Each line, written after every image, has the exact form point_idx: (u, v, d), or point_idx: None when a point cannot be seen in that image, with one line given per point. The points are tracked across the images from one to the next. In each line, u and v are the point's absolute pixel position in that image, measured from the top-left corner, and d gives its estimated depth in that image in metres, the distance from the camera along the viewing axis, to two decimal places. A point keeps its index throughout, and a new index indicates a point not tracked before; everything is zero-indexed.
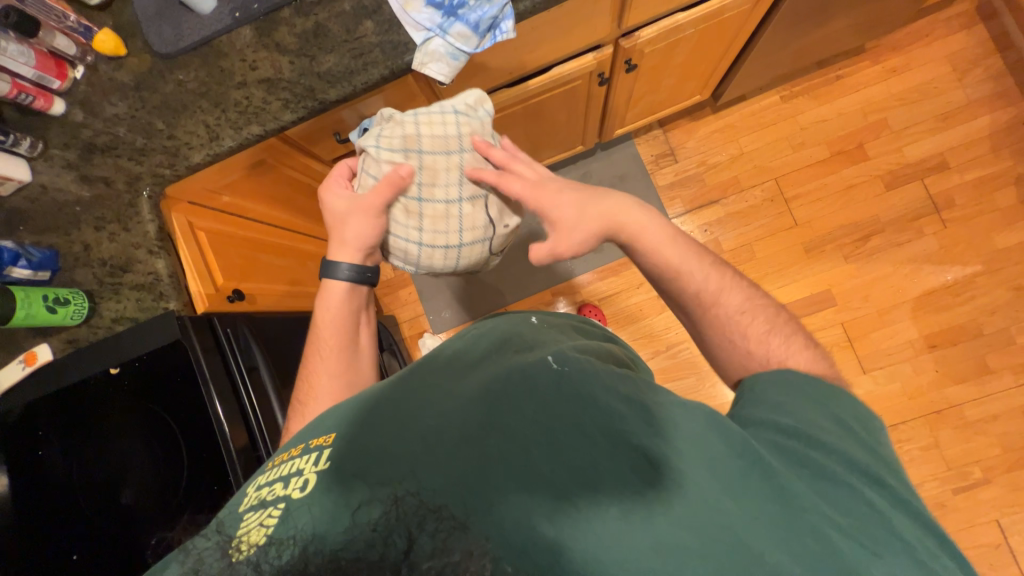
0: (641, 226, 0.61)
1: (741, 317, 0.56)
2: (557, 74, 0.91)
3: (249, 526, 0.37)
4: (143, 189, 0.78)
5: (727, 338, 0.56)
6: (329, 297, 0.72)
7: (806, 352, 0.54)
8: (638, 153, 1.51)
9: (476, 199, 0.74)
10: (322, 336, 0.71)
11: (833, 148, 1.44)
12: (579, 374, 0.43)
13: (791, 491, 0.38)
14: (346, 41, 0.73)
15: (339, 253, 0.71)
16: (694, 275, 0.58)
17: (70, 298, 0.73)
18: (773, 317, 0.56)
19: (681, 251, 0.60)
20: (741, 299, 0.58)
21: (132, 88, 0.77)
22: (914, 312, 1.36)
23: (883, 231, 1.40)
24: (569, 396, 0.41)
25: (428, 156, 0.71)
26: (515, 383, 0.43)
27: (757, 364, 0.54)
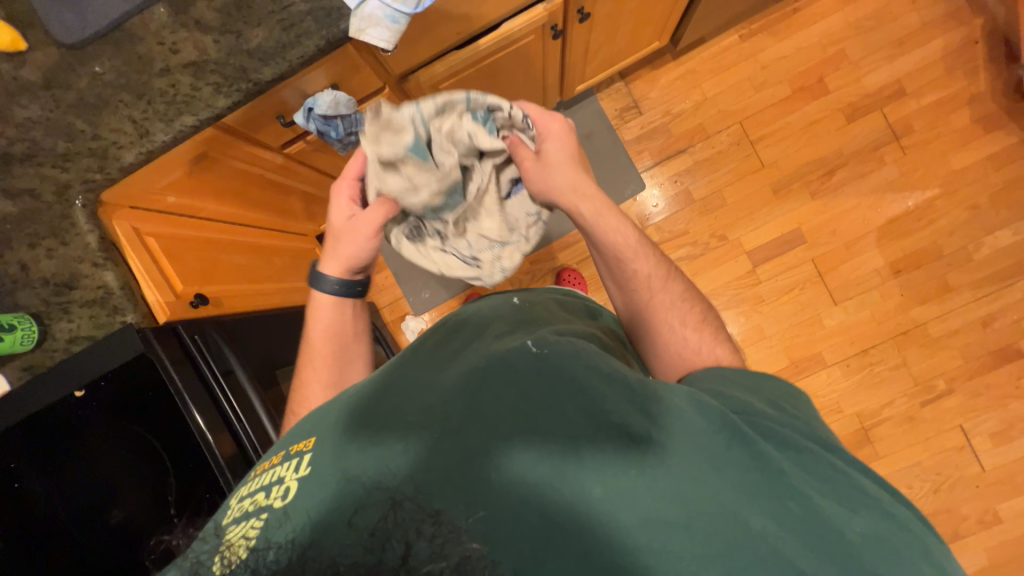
0: (597, 211, 0.67)
1: (682, 305, 0.64)
2: (508, 30, 0.86)
3: (234, 537, 0.37)
4: (75, 198, 0.72)
5: (665, 321, 0.63)
6: (316, 308, 0.72)
7: (722, 344, 0.61)
8: (602, 108, 1.47)
9: (515, 230, 0.77)
10: (314, 348, 0.70)
11: (794, 85, 1.43)
12: (558, 358, 0.42)
13: (772, 459, 0.39)
14: (273, 11, 0.66)
15: (327, 264, 0.70)
16: (644, 261, 0.65)
17: (15, 322, 0.68)
18: (706, 315, 0.64)
19: (631, 236, 0.67)
20: (681, 289, 0.65)
21: (41, 87, 0.70)
22: (879, 241, 1.40)
23: (847, 163, 1.42)
24: (552, 380, 0.40)
25: (508, 250, 0.76)
26: (497, 372, 0.42)
27: (691, 350, 0.61)
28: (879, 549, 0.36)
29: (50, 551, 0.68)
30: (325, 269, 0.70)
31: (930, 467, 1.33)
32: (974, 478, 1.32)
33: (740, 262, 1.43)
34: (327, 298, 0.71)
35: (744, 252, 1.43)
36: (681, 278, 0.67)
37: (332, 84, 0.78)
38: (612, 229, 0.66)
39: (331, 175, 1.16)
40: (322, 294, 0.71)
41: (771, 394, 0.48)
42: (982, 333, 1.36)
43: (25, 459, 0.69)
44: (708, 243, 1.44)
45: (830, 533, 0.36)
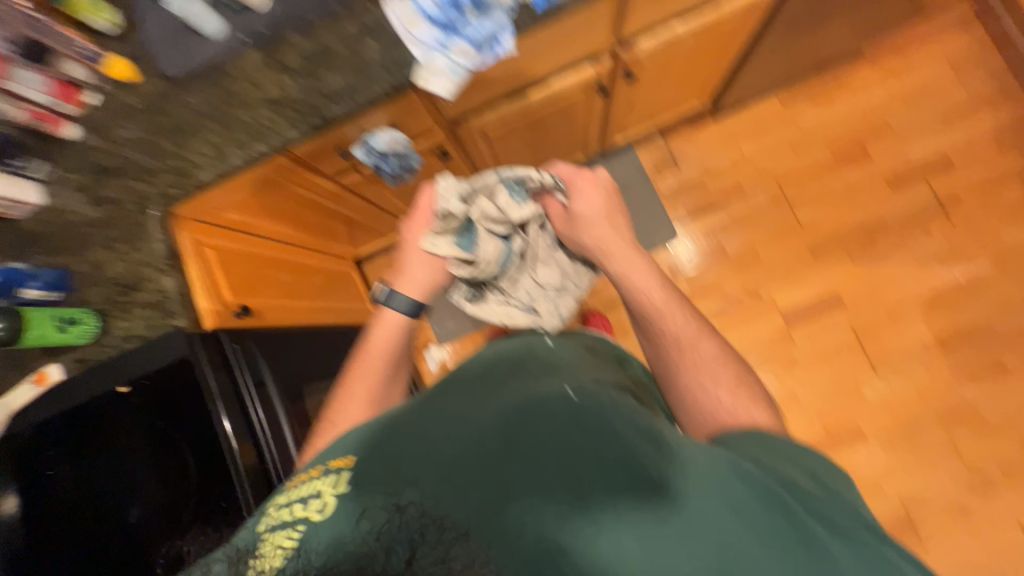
0: (625, 267, 0.72)
1: (713, 364, 0.62)
2: (558, 86, 0.91)
3: (269, 545, 0.37)
4: (152, 208, 0.80)
5: (695, 378, 0.61)
6: (380, 324, 0.74)
7: (764, 409, 0.56)
8: (639, 161, 1.51)
9: (567, 275, 0.83)
10: (366, 361, 0.70)
11: (835, 151, 1.44)
12: (596, 406, 0.42)
13: (822, 540, 0.36)
14: (349, 60, 0.74)
15: (405, 287, 0.75)
16: (673, 320, 0.67)
17: (79, 317, 0.74)
18: (742, 374, 0.61)
19: (661, 293, 0.69)
20: (713, 348, 0.64)
21: (141, 111, 0.80)
22: (924, 312, 1.34)
23: (889, 231, 1.39)
24: (589, 427, 0.40)
25: (563, 294, 0.83)
26: (535, 412, 0.42)
27: (724, 411, 0.57)
28: None
29: (68, 541, 0.70)
30: (399, 291, 0.75)
31: (986, 568, 1.20)
32: None
33: (773, 321, 1.40)
34: (396, 316, 0.74)
35: (778, 312, 1.40)
36: (716, 336, 0.65)
37: (391, 124, 0.84)
38: (640, 283, 0.70)
39: (378, 207, 1.21)
40: (393, 310, 0.74)
41: (812, 467, 0.45)
42: None
43: (60, 450, 0.74)
44: (740, 300, 1.42)
45: None
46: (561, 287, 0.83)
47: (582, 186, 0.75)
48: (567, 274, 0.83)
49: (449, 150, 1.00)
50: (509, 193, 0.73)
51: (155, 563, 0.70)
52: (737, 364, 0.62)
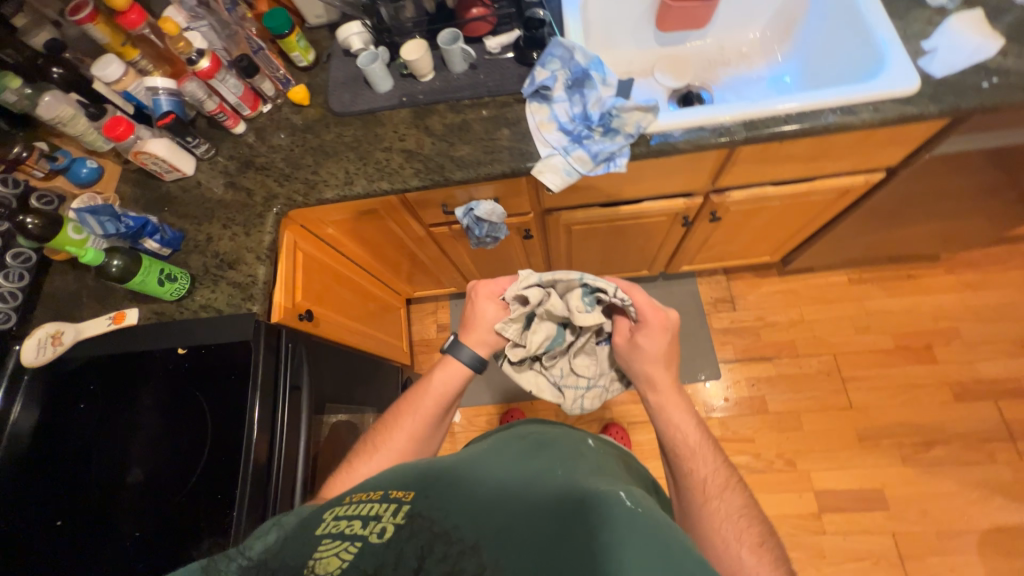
0: (664, 401, 0.70)
1: (737, 520, 0.60)
2: (648, 207, 1.00)
3: (326, 555, 0.39)
4: (275, 206, 0.89)
5: (716, 531, 0.59)
6: (446, 367, 0.75)
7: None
8: (698, 291, 1.55)
9: (605, 373, 0.79)
10: (422, 402, 0.73)
11: (898, 341, 1.42)
12: (650, 519, 0.42)
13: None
14: (483, 139, 0.86)
15: (469, 337, 0.75)
16: (703, 462, 0.65)
17: (178, 276, 0.81)
18: (767, 537, 0.59)
19: (694, 432, 0.68)
20: (740, 503, 0.61)
21: (300, 129, 0.94)
22: (980, 547, 1.20)
23: (948, 442, 1.30)
24: (643, 539, 0.39)
25: (594, 390, 0.79)
26: (590, 508, 0.43)
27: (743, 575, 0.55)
28: None
29: (67, 479, 0.72)
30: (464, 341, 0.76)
31: None
32: None
33: (805, 499, 1.29)
34: (461, 365, 0.75)
35: (812, 490, 1.29)
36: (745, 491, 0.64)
37: (495, 197, 0.94)
38: (676, 419, 0.69)
39: (449, 260, 1.30)
40: (458, 359, 0.75)
41: None
42: None
43: (101, 388, 0.77)
44: (773, 463, 1.33)
45: None
46: (595, 382, 0.79)
47: (652, 316, 0.68)
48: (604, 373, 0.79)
49: (533, 231, 1.09)
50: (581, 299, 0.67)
51: (120, 533, 0.68)
52: (763, 523, 0.60)
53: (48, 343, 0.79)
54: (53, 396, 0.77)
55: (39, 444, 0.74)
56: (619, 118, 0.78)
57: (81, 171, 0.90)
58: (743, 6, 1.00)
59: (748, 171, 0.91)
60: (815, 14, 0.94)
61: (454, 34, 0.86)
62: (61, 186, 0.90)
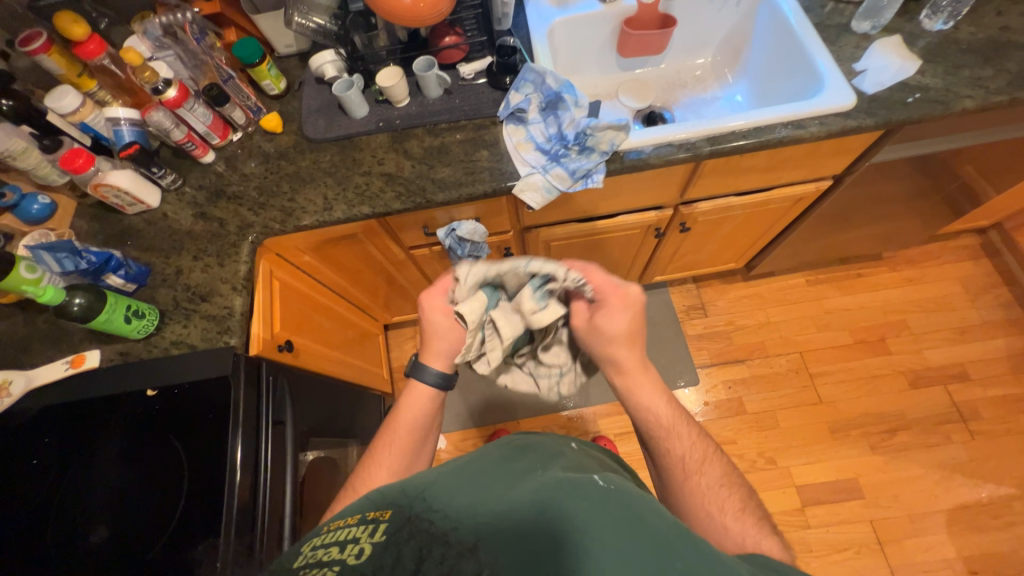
0: (635, 382, 0.69)
1: (719, 491, 0.62)
2: (622, 221, 1.04)
3: None
4: (250, 235, 0.86)
5: (701, 504, 0.61)
6: (411, 393, 0.75)
7: (763, 530, 0.58)
8: (670, 300, 1.61)
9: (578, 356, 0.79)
10: (395, 430, 0.72)
11: (856, 336, 1.52)
12: (625, 494, 0.42)
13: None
14: (462, 160, 0.88)
15: (428, 356, 0.74)
16: (679, 440, 0.66)
17: (146, 313, 0.77)
18: (747, 500, 0.61)
19: (667, 409, 0.68)
20: (719, 473, 0.63)
21: (273, 157, 0.93)
22: (949, 526, 1.27)
23: (910, 428, 1.39)
24: (621, 513, 0.39)
25: (569, 375, 0.78)
26: (567, 490, 0.42)
27: (731, 542, 0.57)
28: None
29: (20, 546, 0.64)
30: (426, 361, 0.74)
31: None
32: None
33: (788, 495, 1.33)
34: (426, 388, 0.74)
35: (794, 486, 1.34)
36: (720, 458, 0.66)
37: (476, 217, 0.95)
38: (648, 400, 0.68)
39: (429, 283, 1.29)
40: (422, 383, 0.74)
41: None
42: None
43: (57, 440, 0.71)
44: (756, 462, 1.38)
45: None
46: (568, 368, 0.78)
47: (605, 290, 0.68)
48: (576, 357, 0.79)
49: (513, 249, 1.10)
50: (532, 293, 0.64)
51: None
52: (740, 486, 0.63)
53: None
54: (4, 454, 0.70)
55: None
56: (593, 137, 0.82)
57: (32, 209, 0.84)
58: (694, 35, 1.09)
59: (713, 184, 0.97)
60: (758, 41, 1.03)
61: (428, 61, 0.88)
62: (7, 225, 0.84)
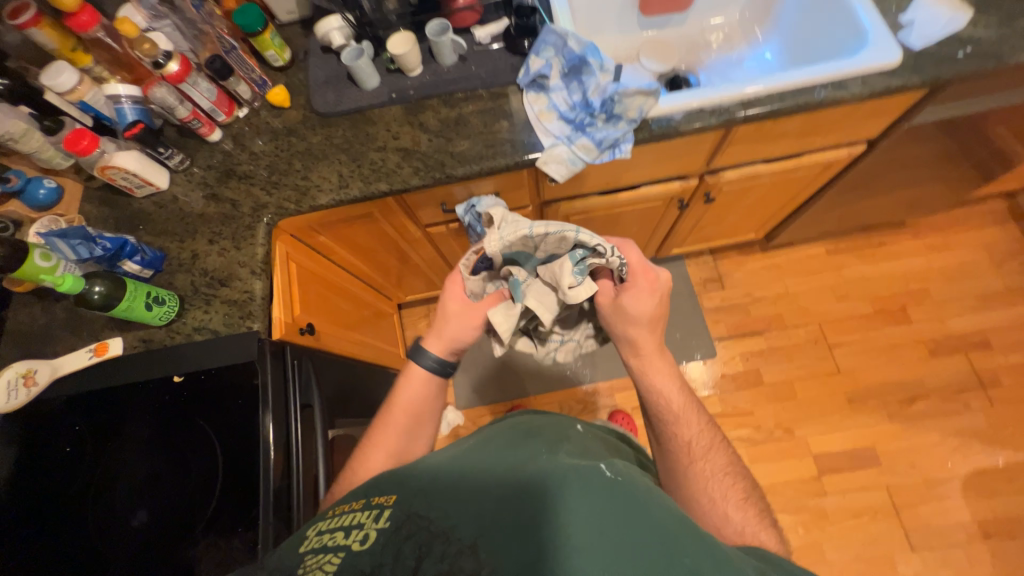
0: (648, 366, 0.69)
1: (722, 478, 0.62)
2: (646, 192, 1.00)
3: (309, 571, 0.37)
4: (265, 216, 0.83)
5: (704, 491, 0.61)
6: (408, 377, 0.74)
7: (762, 522, 0.58)
8: (687, 272, 1.58)
9: (579, 332, 0.81)
10: (393, 414, 0.71)
11: (876, 306, 1.50)
12: (633, 487, 0.42)
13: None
14: (481, 132, 0.84)
15: (428, 341, 0.75)
16: (687, 426, 0.66)
17: (166, 299, 0.75)
18: (748, 489, 0.62)
19: (678, 394, 0.68)
20: (724, 463, 0.64)
21: (282, 133, 0.89)
22: (965, 491, 1.29)
23: (928, 396, 1.39)
24: (626, 509, 0.39)
25: (565, 349, 0.81)
26: (571, 483, 0.41)
27: (732, 530, 0.58)
28: None
29: (63, 531, 0.65)
30: (426, 345, 0.75)
31: None
32: None
33: (805, 464, 1.34)
34: (421, 372, 0.74)
35: (810, 455, 1.35)
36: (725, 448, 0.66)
37: (495, 192, 0.92)
38: (660, 383, 0.69)
39: (445, 261, 1.26)
40: (419, 367, 0.74)
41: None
42: None
43: (86, 431, 0.70)
44: (773, 432, 1.38)
45: None
46: (568, 342, 0.81)
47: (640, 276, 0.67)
48: (577, 334, 0.81)
49: None
50: (573, 268, 0.65)
51: None
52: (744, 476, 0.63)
53: (19, 385, 0.71)
54: (34, 443, 0.70)
55: (22, 491, 0.68)
56: (621, 103, 0.77)
57: (39, 194, 0.82)
58: None
59: (742, 151, 0.93)
60: None
61: (442, 25, 0.83)
62: (14, 211, 0.82)
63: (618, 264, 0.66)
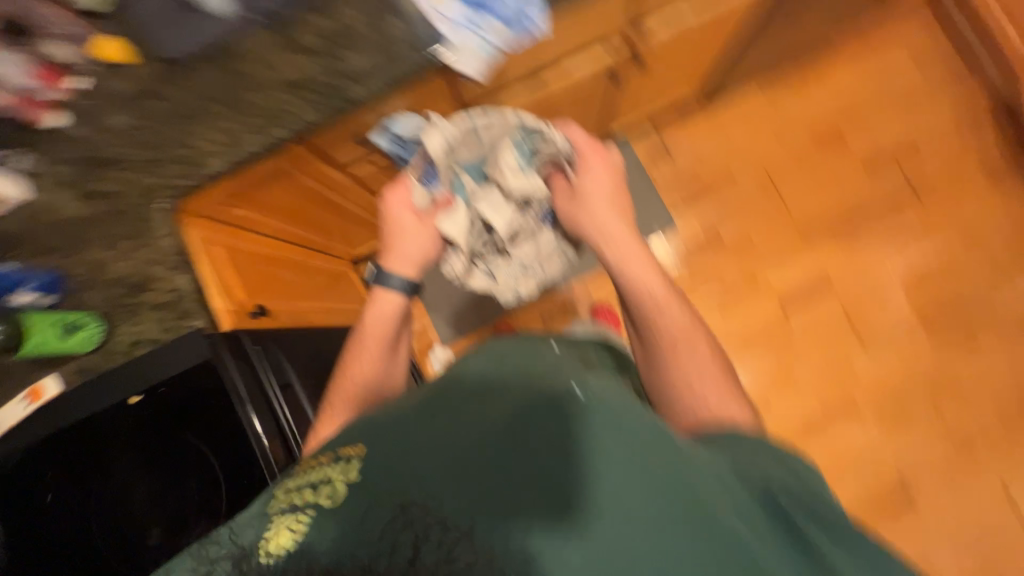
0: (623, 252, 0.74)
1: (707, 363, 0.65)
2: (574, 71, 0.90)
3: (280, 530, 0.42)
4: (158, 200, 0.74)
5: (687, 378, 0.64)
6: (377, 298, 0.77)
7: (743, 400, 0.63)
8: (633, 151, 1.54)
9: (538, 257, 0.90)
10: (367, 336, 0.74)
11: (815, 138, 1.52)
12: (603, 407, 0.43)
13: (818, 543, 0.41)
14: (371, 37, 0.71)
15: (392, 263, 0.79)
16: (671, 310, 0.69)
17: (82, 322, 0.68)
18: (727, 371, 0.66)
19: (660, 285, 0.70)
20: (708, 353, 0.66)
21: (133, 97, 0.72)
22: (905, 286, 1.44)
23: (868, 212, 1.48)
24: (595, 433, 0.41)
25: (524, 272, 0.90)
26: (540, 413, 0.43)
27: (711, 408, 0.62)
28: None
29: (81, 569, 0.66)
30: (391, 266, 0.79)
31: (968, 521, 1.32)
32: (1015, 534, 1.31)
33: (770, 303, 1.46)
34: (393, 292, 0.78)
35: (773, 293, 1.46)
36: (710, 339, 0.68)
37: (411, 108, 0.82)
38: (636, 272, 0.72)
39: (384, 201, 1.17)
40: (389, 288, 0.77)
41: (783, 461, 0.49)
42: (1010, 382, 1.38)
43: (60, 476, 0.68)
44: (738, 283, 1.47)
45: None
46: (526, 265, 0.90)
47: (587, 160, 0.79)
48: (536, 257, 0.90)
49: None
50: (515, 155, 0.77)
51: None
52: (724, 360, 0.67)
53: None
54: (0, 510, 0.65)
55: (13, 552, 0.65)
56: None
57: None
58: None
59: None
60: None
61: None
62: None
63: (557, 147, 0.77)
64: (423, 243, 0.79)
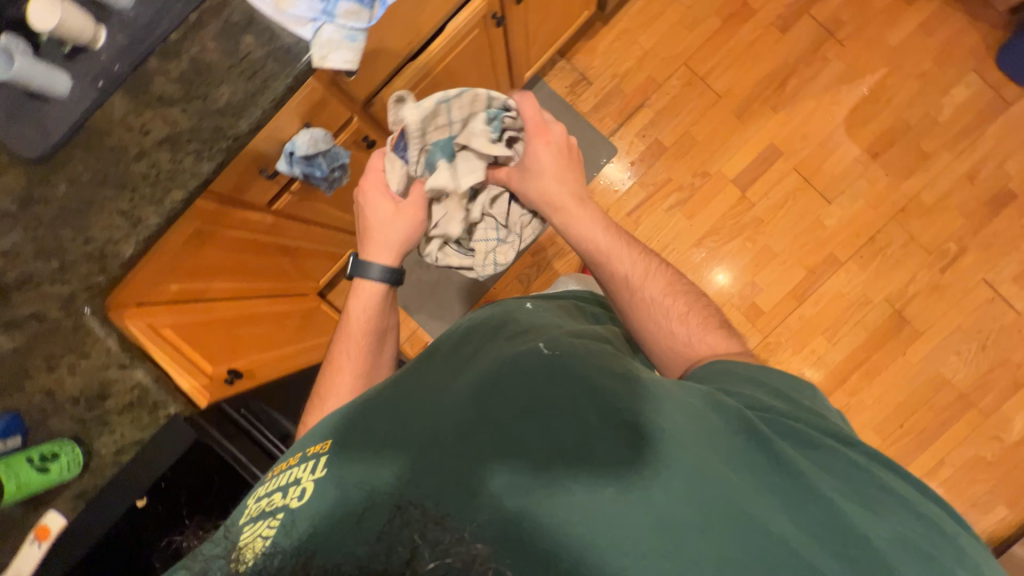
0: (567, 218, 0.74)
1: (664, 299, 0.66)
2: (455, 28, 0.87)
3: (251, 535, 0.41)
4: (83, 305, 0.68)
5: (654, 317, 0.65)
6: (359, 291, 0.76)
7: (716, 331, 0.64)
8: (553, 90, 1.50)
9: (512, 225, 0.83)
10: (351, 332, 0.73)
11: (723, 15, 1.48)
12: (566, 359, 0.49)
13: (787, 457, 0.43)
14: (233, 65, 0.68)
15: (372, 252, 0.75)
16: (622, 260, 0.70)
17: (58, 449, 0.65)
18: (692, 303, 0.67)
19: (604, 237, 0.72)
20: (663, 286, 0.68)
21: (16, 209, 0.68)
22: (849, 131, 1.45)
23: (795, 71, 1.47)
24: (559, 380, 0.46)
25: (503, 247, 0.82)
26: (508, 372, 0.47)
27: (681, 341, 0.64)
28: (896, 550, 0.39)
29: None
30: (371, 256, 0.76)
31: (970, 327, 1.38)
32: (1013, 324, 1.37)
33: (730, 192, 1.46)
34: (374, 284, 0.76)
35: (729, 182, 1.46)
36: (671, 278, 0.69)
37: (304, 123, 0.78)
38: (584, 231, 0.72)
39: (325, 224, 1.12)
40: (370, 279, 0.75)
41: (747, 379, 0.53)
42: (972, 187, 1.41)
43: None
44: (694, 183, 1.47)
45: (820, 516, 0.40)
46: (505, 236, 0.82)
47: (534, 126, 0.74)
48: (511, 225, 0.83)
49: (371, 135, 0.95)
50: (486, 123, 0.71)
51: None
52: (692, 295, 0.68)
53: None
54: None
55: None
56: None
57: None
58: None
59: None
60: None
61: None
62: None
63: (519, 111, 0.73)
64: (403, 229, 0.75)
